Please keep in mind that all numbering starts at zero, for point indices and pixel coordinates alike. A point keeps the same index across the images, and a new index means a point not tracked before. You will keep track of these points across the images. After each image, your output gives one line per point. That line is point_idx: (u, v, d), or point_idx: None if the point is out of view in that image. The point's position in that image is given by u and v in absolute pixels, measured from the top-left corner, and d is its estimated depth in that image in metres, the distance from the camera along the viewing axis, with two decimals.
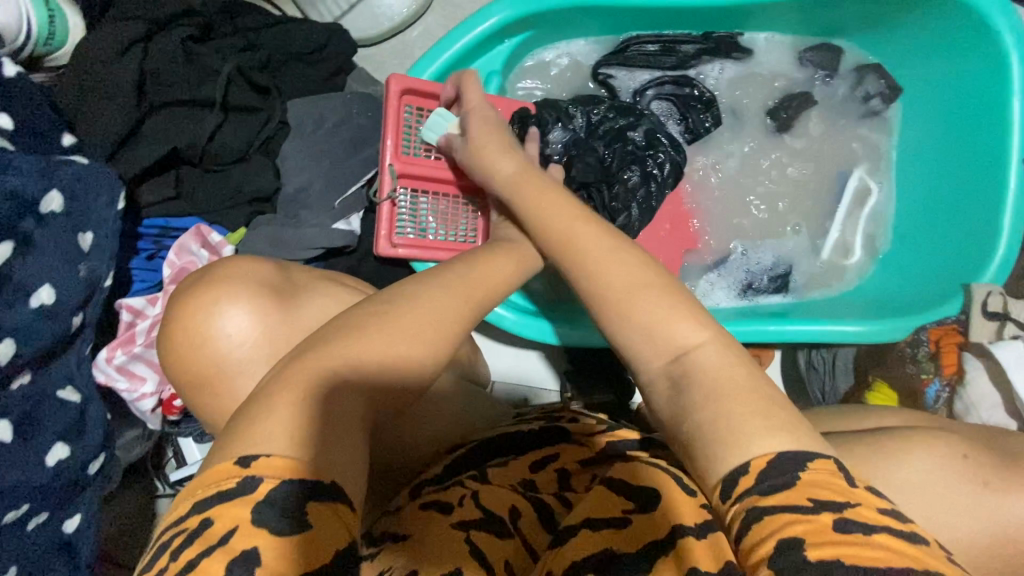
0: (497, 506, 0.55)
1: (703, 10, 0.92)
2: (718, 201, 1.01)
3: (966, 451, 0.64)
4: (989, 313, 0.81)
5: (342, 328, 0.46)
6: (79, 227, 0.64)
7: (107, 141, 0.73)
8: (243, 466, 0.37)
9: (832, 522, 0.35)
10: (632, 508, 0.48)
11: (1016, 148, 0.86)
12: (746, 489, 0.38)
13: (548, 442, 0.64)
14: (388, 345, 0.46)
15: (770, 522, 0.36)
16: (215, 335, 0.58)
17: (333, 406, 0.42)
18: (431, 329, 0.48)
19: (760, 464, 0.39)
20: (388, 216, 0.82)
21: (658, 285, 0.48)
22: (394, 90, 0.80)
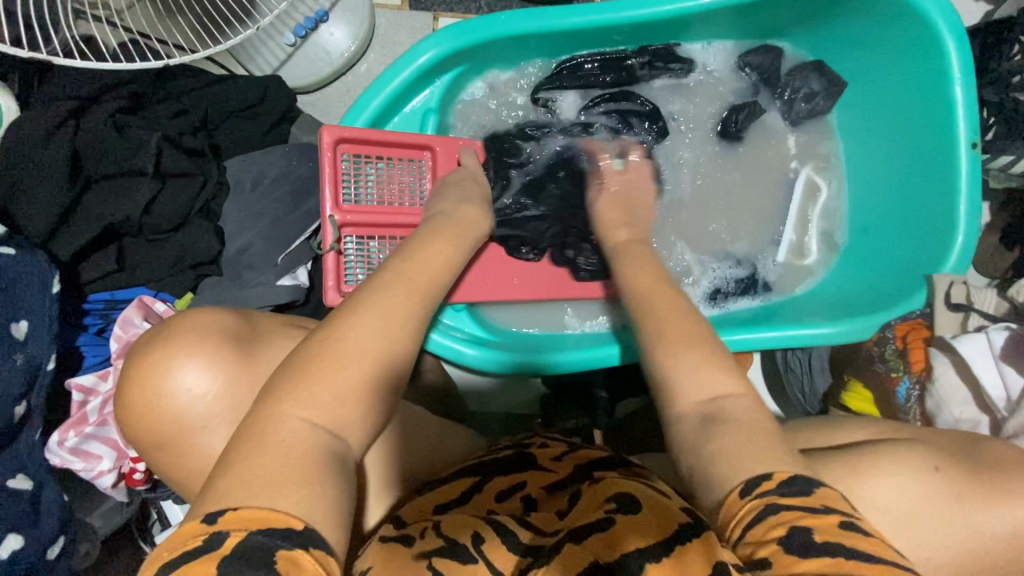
0: (459, 531, 0.53)
1: (636, 25, 0.91)
2: (681, 212, 0.99)
3: (938, 464, 0.65)
4: (953, 304, 0.81)
5: (294, 372, 0.50)
6: (13, 317, 0.64)
7: (42, 226, 0.73)
8: (210, 523, 0.40)
9: (840, 521, 0.42)
10: (614, 509, 0.51)
11: (963, 135, 0.85)
12: (768, 488, 0.46)
13: (519, 469, 0.65)
14: (334, 381, 0.51)
15: (783, 513, 0.43)
16: (174, 391, 0.59)
17: (292, 443, 0.46)
18: (378, 343, 0.54)
19: (782, 476, 0.46)
20: (334, 267, 0.81)
21: (700, 349, 0.59)
22: (327, 140, 0.80)
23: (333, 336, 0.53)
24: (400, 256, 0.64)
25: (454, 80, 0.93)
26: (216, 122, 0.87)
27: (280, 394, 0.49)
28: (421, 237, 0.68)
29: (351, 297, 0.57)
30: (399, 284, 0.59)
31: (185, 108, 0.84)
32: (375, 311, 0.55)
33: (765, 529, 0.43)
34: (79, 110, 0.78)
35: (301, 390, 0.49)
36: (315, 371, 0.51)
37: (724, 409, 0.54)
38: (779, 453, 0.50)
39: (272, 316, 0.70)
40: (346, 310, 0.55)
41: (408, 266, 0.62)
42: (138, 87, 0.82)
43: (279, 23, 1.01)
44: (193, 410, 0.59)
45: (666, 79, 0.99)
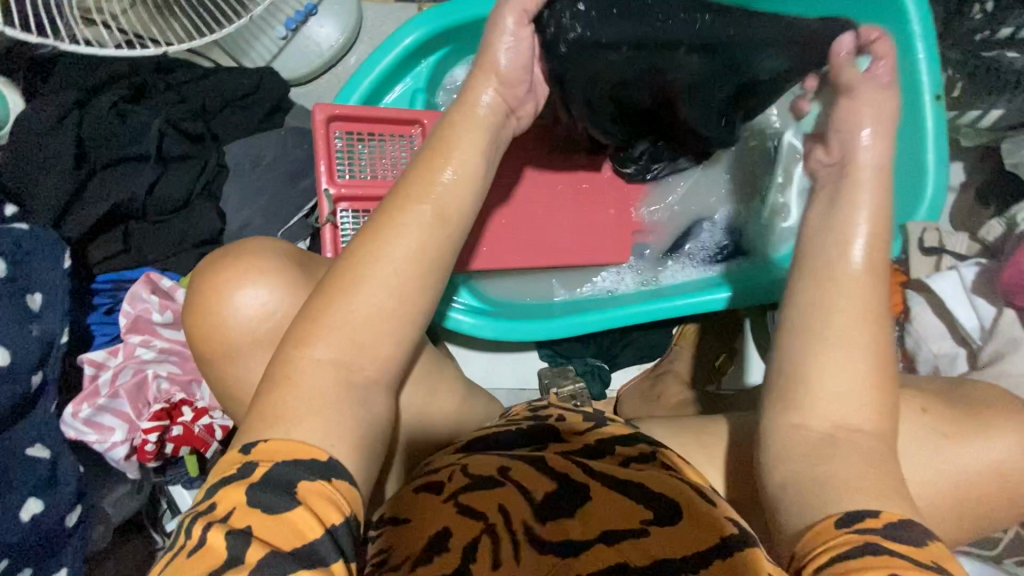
0: (487, 473, 0.53)
1: None
2: (666, 187, 1.04)
3: (926, 405, 0.66)
4: (926, 248, 0.83)
5: (308, 325, 0.47)
6: (27, 289, 0.67)
7: (51, 208, 0.76)
8: (246, 452, 0.44)
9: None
10: (650, 518, 0.49)
11: (926, 88, 0.89)
12: (872, 527, 0.44)
13: (536, 441, 0.60)
14: (342, 340, 0.47)
15: (887, 558, 0.41)
16: (236, 300, 0.60)
17: (308, 381, 0.46)
18: (392, 300, 0.48)
19: (890, 516, 0.45)
20: (331, 239, 0.85)
21: (863, 343, 0.51)
22: (321, 118, 0.83)
23: (346, 285, 0.48)
24: (423, 172, 0.52)
25: (440, 61, 0.97)
26: (214, 110, 0.90)
27: (298, 337, 0.47)
28: (438, 141, 0.54)
29: (369, 222, 0.51)
30: (408, 200, 0.50)
31: (183, 98, 0.88)
32: (395, 242, 0.49)
33: (864, 563, 0.41)
34: (82, 100, 0.81)
35: (319, 332, 0.47)
36: (325, 320, 0.47)
37: (854, 440, 0.50)
38: (886, 484, 0.47)
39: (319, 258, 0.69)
40: (361, 238, 0.49)
41: (412, 177, 0.52)
42: (136, 79, 0.86)
43: (270, 17, 1.05)
44: (241, 324, 0.60)
45: None
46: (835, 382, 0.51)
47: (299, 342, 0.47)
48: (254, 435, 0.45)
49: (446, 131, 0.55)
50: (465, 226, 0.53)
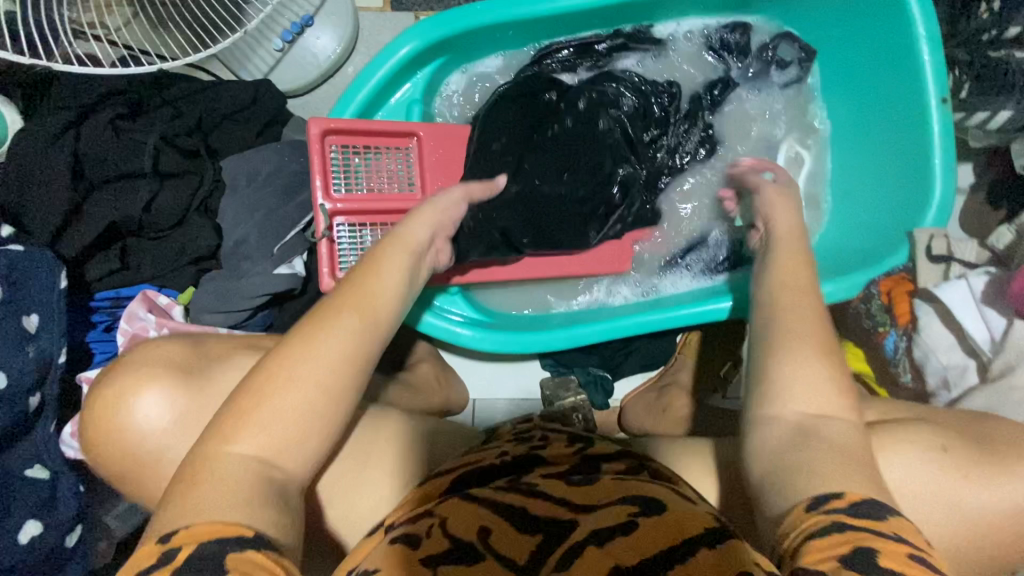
0: (465, 530, 0.52)
1: (608, 8, 0.94)
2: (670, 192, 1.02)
3: (946, 444, 0.64)
4: (935, 255, 0.82)
5: (238, 414, 0.50)
6: (23, 311, 0.67)
7: (49, 227, 0.77)
8: (162, 543, 0.45)
9: (907, 551, 0.44)
10: (637, 512, 0.53)
11: (932, 91, 0.87)
12: (835, 508, 0.46)
13: (519, 468, 0.63)
14: (269, 429, 0.51)
15: (851, 533, 0.44)
16: (141, 398, 0.64)
17: (227, 476, 0.48)
18: (317, 389, 0.52)
19: (852, 497, 0.47)
20: (327, 254, 0.84)
21: (802, 396, 0.54)
22: (316, 133, 0.83)
23: (275, 373, 0.52)
24: (354, 279, 0.59)
25: (436, 71, 0.96)
26: (210, 125, 0.90)
27: (219, 432, 0.50)
28: (369, 259, 0.62)
29: (296, 328, 0.55)
30: (342, 306, 0.56)
31: (180, 113, 0.88)
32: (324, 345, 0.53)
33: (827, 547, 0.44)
34: (79, 118, 0.81)
35: (243, 428, 0.50)
36: (251, 411, 0.51)
37: (824, 428, 0.52)
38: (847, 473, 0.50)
39: (224, 341, 0.74)
40: (286, 343, 0.54)
41: (344, 288, 0.58)
42: (134, 95, 0.86)
43: (267, 29, 1.05)
44: (133, 420, 0.63)
45: (641, 62, 1.01)
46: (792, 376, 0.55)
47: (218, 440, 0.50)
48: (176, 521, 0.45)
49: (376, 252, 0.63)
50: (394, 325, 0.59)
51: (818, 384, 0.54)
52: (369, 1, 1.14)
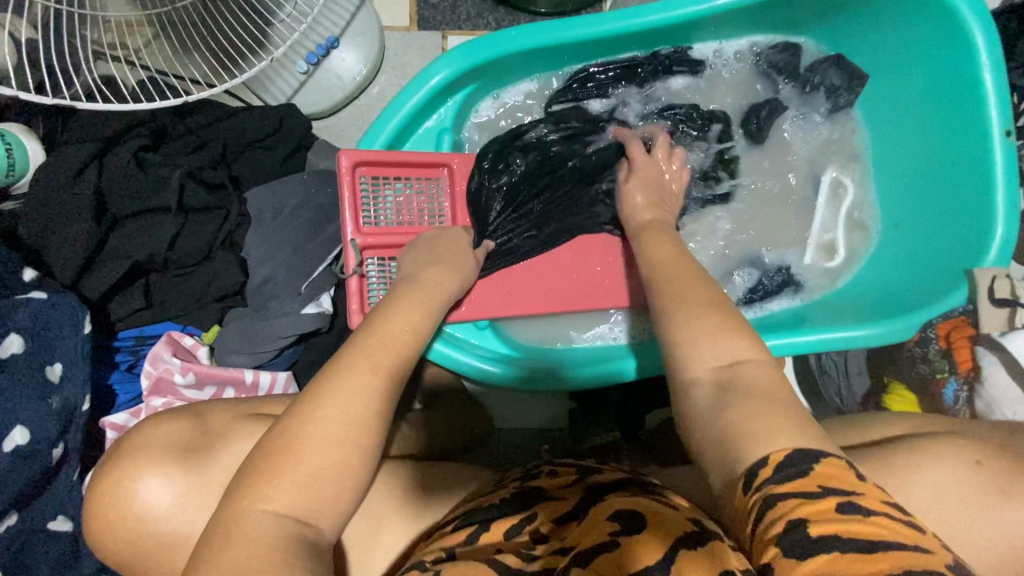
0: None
1: (648, 31, 0.89)
2: (712, 224, 0.97)
3: (978, 457, 0.61)
4: (998, 299, 0.77)
5: (259, 470, 0.50)
6: (47, 360, 0.64)
7: (72, 266, 0.74)
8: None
9: (835, 506, 0.41)
10: (618, 531, 0.55)
11: (996, 123, 0.82)
12: (765, 478, 0.44)
13: (527, 504, 0.66)
14: (299, 478, 0.50)
15: (779, 506, 0.42)
16: (136, 486, 0.62)
17: (258, 537, 0.47)
18: (349, 428, 0.53)
19: (777, 458, 0.45)
20: (357, 292, 0.80)
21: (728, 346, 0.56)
22: (347, 164, 0.79)
23: (295, 427, 0.52)
24: (370, 325, 0.63)
25: (467, 98, 0.93)
26: (235, 153, 0.87)
27: (241, 491, 0.50)
28: (387, 306, 0.66)
29: (310, 386, 0.55)
30: (367, 357, 0.58)
31: (204, 143, 0.85)
32: (339, 398, 0.54)
33: (765, 528, 0.41)
34: (101, 151, 0.79)
35: (268, 488, 0.49)
36: (278, 470, 0.50)
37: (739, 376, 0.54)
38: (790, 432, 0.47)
39: (229, 407, 0.71)
40: (306, 402, 0.54)
41: (365, 336, 0.61)
42: (158, 125, 0.83)
43: (292, 52, 1.02)
44: (132, 504, 0.62)
45: (681, 87, 0.97)
46: (686, 341, 0.58)
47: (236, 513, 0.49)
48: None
49: (385, 302, 0.67)
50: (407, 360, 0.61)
51: (727, 336, 0.57)
52: (394, 21, 1.11)
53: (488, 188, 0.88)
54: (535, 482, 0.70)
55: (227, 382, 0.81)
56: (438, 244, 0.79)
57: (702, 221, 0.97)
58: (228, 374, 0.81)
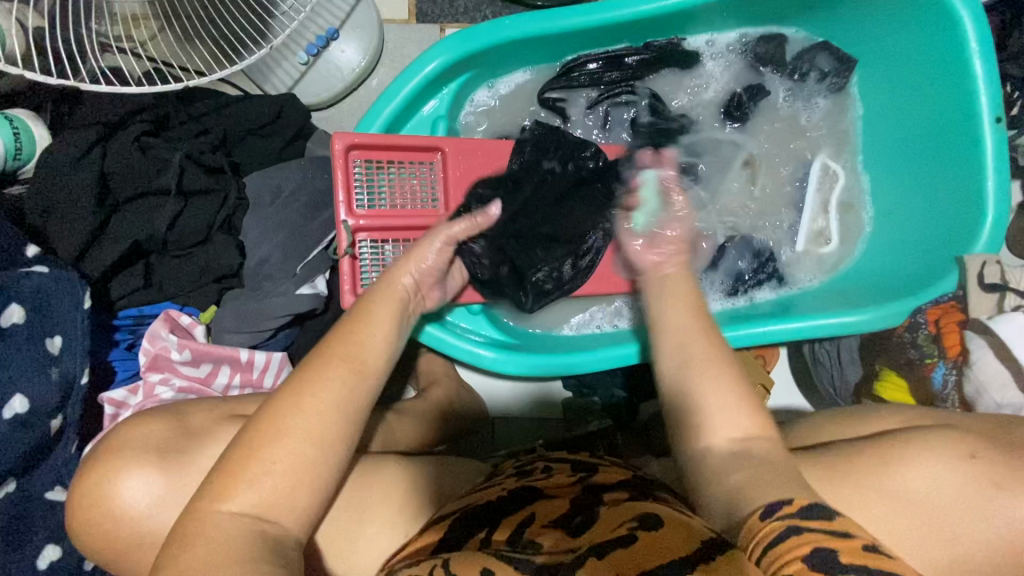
0: (467, 567, 0.54)
1: (639, 21, 0.91)
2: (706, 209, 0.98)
3: (973, 450, 0.60)
4: (987, 285, 0.79)
5: (243, 456, 0.52)
6: (47, 333, 0.66)
7: (73, 247, 0.76)
8: None
9: (861, 545, 0.45)
10: (636, 528, 0.55)
11: (985, 107, 0.83)
12: (790, 512, 0.48)
13: (524, 503, 0.65)
14: (285, 451, 0.52)
15: (806, 534, 0.46)
16: (125, 487, 0.62)
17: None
18: (336, 403, 0.55)
19: (800, 502, 0.49)
20: (349, 271, 0.82)
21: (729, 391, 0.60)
22: (340, 147, 0.81)
23: (281, 407, 0.54)
24: (362, 308, 0.64)
25: (462, 86, 0.95)
26: (235, 139, 0.89)
27: (229, 477, 0.51)
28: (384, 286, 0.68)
29: (296, 372, 0.56)
30: (355, 332, 0.60)
31: (205, 129, 0.87)
32: (328, 383, 0.55)
33: (789, 546, 0.45)
34: (105, 134, 0.81)
35: (253, 467, 0.51)
36: (264, 444, 0.52)
37: (752, 448, 0.57)
38: (790, 482, 0.53)
39: (206, 409, 0.72)
40: (295, 379, 0.56)
41: (356, 315, 0.62)
42: (160, 110, 0.85)
43: (292, 43, 1.04)
44: (121, 503, 0.62)
45: (674, 76, 0.98)
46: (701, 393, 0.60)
47: (227, 478, 0.51)
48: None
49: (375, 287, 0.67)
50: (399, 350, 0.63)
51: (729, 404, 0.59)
52: (393, 14, 1.13)
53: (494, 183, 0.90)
54: (529, 481, 0.70)
55: (223, 361, 0.83)
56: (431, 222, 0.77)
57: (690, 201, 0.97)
58: (224, 353, 0.82)
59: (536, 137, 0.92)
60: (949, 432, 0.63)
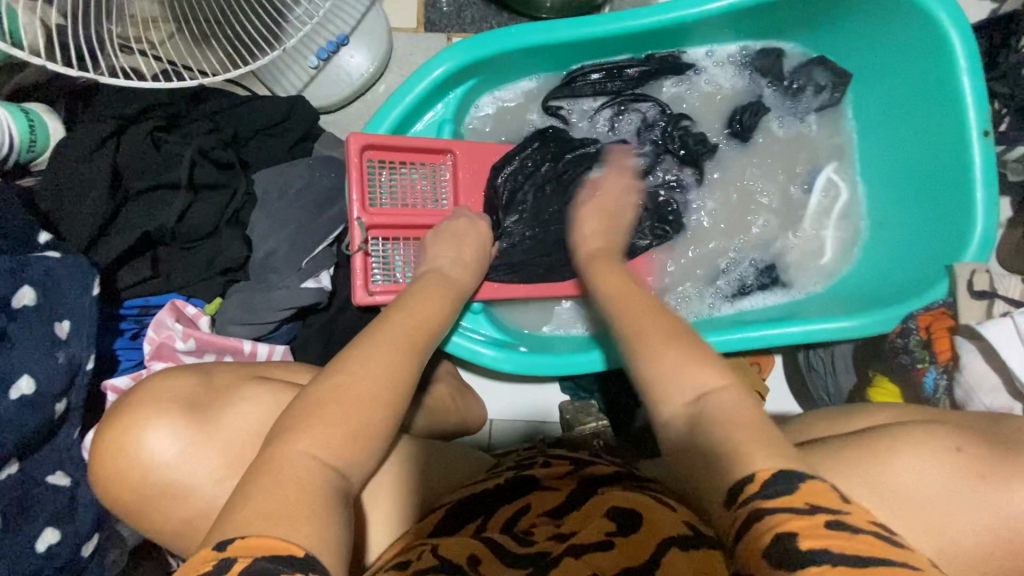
0: (458, 553, 0.55)
1: (642, 34, 0.94)
2: (708, 217, 1.01)
3: (961, 444, 0.62)
4: (976, 291, 0.80)
5: (282, 431, 0.52)
6: (56, 317, 0.67)
7: (83, 236, 0.77)
8: (220, 550, 0.41)
9: (823, 521, 0.43)
10: (614, 531, 0.57)
11: (973, 124, 0.85)
12: (753, 493, 0.47)
13: (520, 494, 0.66)
14: (321, 417, 0.53)
15: (771, 519, 0.44)
16: (139, 447, 0.62)
17: (280, 478, 0.48)
18: (382, 379, 0.57)
19: (765, 476, 0.48)
20: (361, 267, 0.84)
21: (677, 344, 0.62)
22: (355, 147, 0.83)
23: (336, 384, 0.56)
24: (403, 304, 0.70)
25: (468, 92, 0.97)
26: (245, 139, 0.91)
27: (269, 446, 0.51)
28: (417, 288, 0.74)
29: (342, 354, 0.60)
30: (389, 326, 0.65)
31: (216, 127, 0.89)
32: (378, 358, 0.59)
33: (757, 535, 0.43)
34: (119, 128, 0.83)
35: (312, 430, 0.52)
36: (309, 415, 0.53)
37: (706, 406, 0.56)
38: (762, 447, 0.51)
39: (232, 369, 0.72)
40: (334, 365, 0.58)
41: (394, 311, 0.68)
42: (172, 108, 0.87)
43: (303, 48, 1.06)
44: (137, 463, 0.62)
45: (675, 86, 1.01)
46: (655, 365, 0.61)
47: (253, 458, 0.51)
48: (231, 533, 0.43)
49: (403, 293, 0.74)
50: (426, 340, 0.67)
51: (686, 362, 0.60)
52: (402, 22, 1.16)
53: (502, 188, 0.93)
54: (529, 471, 0.71)
55: (226, 351, 0.84)
56: (457, 228, 0.84)
57: (686, 207, 1.00)
58: (228, 343, 0.83)
59: (550, 143, 0.96)
60: (931, 425, 0.64)
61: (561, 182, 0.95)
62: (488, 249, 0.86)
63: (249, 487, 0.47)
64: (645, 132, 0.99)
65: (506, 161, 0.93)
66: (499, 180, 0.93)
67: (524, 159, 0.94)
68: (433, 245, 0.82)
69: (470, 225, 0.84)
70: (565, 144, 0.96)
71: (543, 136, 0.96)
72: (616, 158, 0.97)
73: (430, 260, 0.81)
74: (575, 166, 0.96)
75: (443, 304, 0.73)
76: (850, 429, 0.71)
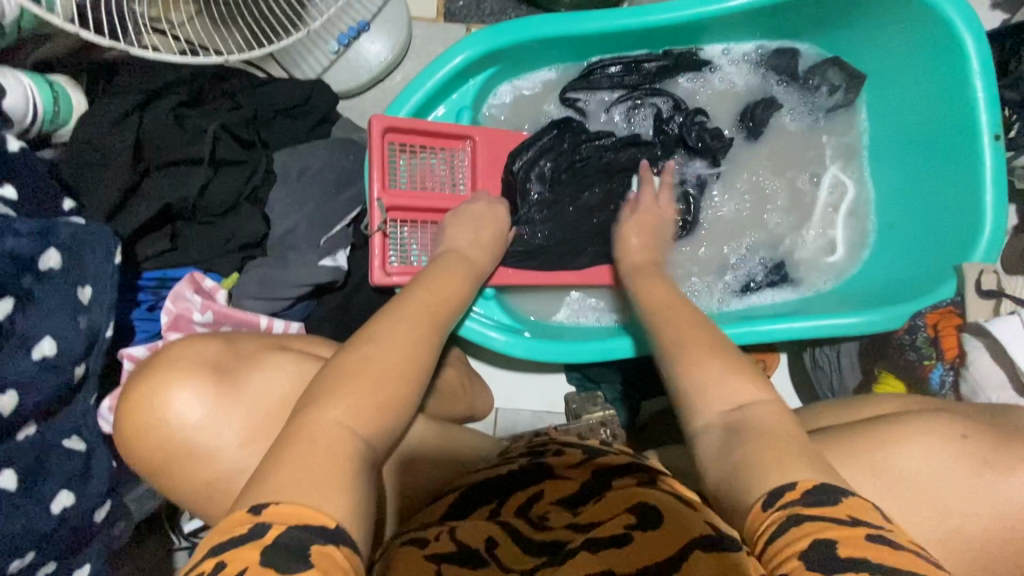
0: (475, 537, 0.56)
1: (661, 29, 0.95)
2: (720, 212, 1.02)
3: (966, 432, 0.63)
4: (984, 291, 0.81)
5: (308, 401, 0.53)
6: (79, 282, 0.68)
7: (106, 205, 0.78)
8: (256, 514, 0.42)
9: (864, 534, 0.43)
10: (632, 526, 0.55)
11: (985, 126, 0.87)
12: (792, 500, 0.47)
13: (534, 480, 0.66)
14: (345, 385, 0.54)
15: (808, 525, 0.44)
16: (166, 404, 0.62)
17: (301, 440, 0.49)
18: (404, 352, 0.58)
19: (806, 485, 0.48)
20: (379, 247, 0.85)
21: (717, 357, 0.63)
22: (378, 129, 0.84)
23: (359, 355, 0.57)
24: (422, 282, 0.71)
25: (487, 80, 0.99)
26: (265, 118, 0.92)
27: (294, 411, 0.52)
28: (437, 269, 0.75)
29: (365, 327, 0.61)
30: (410, 303, 0.66)
31: (238, 105, 0.90)
32: (400, 332, 0.60)
33: (793, 539, 0.44)
34: (145, 100, 0.83)
35: (337, 399, 0.52)
36: (337, 386, 0.54)
37: (746, 416, 0.57)
38: (798, 460, 0.51)
39: (253, 340, 0.73)
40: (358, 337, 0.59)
41: (417, 289, 0.69)
42: (196, 85, 0.88)
43: (325, 33, 1.08)
44: (163, 419, 0.62)
45: (691, 82, 1.03)
46: (693, 378, 0.63)
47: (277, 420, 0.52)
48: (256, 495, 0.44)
49: (423, 273, 0.74)
50: (445, 317, 0.68)
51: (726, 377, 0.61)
52: (422, 12, 1.17)
53: (520, 178, 0.94)
54: (542, 459, 0.71)
55: (243, 325, 0.85)
56: (476, 211, 0.85)
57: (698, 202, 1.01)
58: (245, 317, 0.84)
59: (570, 135, 0.96)
60: (938, 414, 0.65)
61: (577, 172, 0.96)
62: (505, 238, 0.86)
63: (273, 447, 0.48)
64: (660, 127, 1.01)
65: (524, 151, 0.94)
66: (517, 170, 0.94)
67: (542, 149, 0.95)
68: (452, 230, 0.82)
69: (489, 210, 0.85)
70: (583, 135, 0.98)
71: (563, 125, 0.97)
72: (632, 151, 0.98)
73: (447, 242, 0.82)
74: (591, 156, 0.97)
75: (462, 284, 0.74)
76: (857, 417, 0.72)
